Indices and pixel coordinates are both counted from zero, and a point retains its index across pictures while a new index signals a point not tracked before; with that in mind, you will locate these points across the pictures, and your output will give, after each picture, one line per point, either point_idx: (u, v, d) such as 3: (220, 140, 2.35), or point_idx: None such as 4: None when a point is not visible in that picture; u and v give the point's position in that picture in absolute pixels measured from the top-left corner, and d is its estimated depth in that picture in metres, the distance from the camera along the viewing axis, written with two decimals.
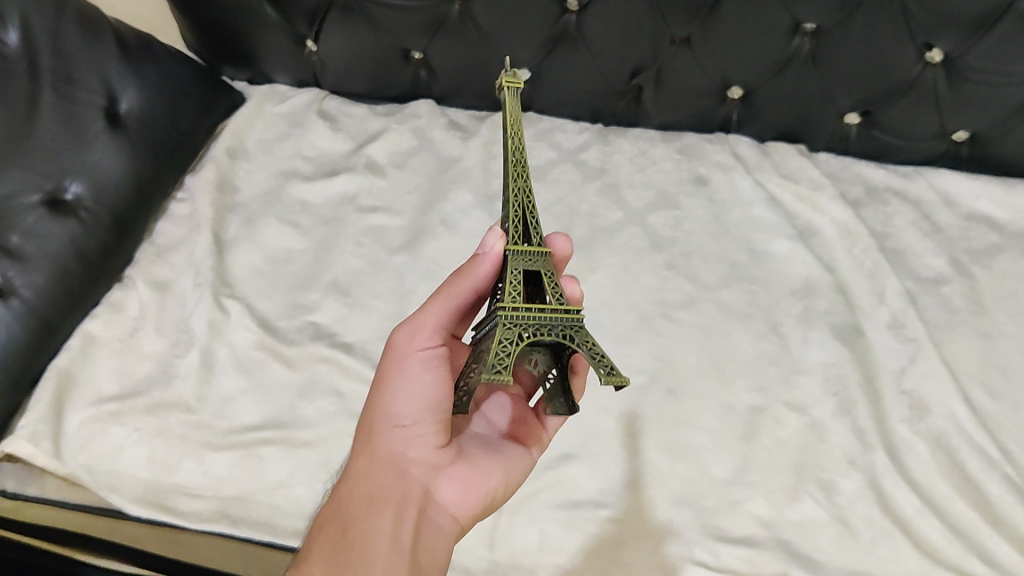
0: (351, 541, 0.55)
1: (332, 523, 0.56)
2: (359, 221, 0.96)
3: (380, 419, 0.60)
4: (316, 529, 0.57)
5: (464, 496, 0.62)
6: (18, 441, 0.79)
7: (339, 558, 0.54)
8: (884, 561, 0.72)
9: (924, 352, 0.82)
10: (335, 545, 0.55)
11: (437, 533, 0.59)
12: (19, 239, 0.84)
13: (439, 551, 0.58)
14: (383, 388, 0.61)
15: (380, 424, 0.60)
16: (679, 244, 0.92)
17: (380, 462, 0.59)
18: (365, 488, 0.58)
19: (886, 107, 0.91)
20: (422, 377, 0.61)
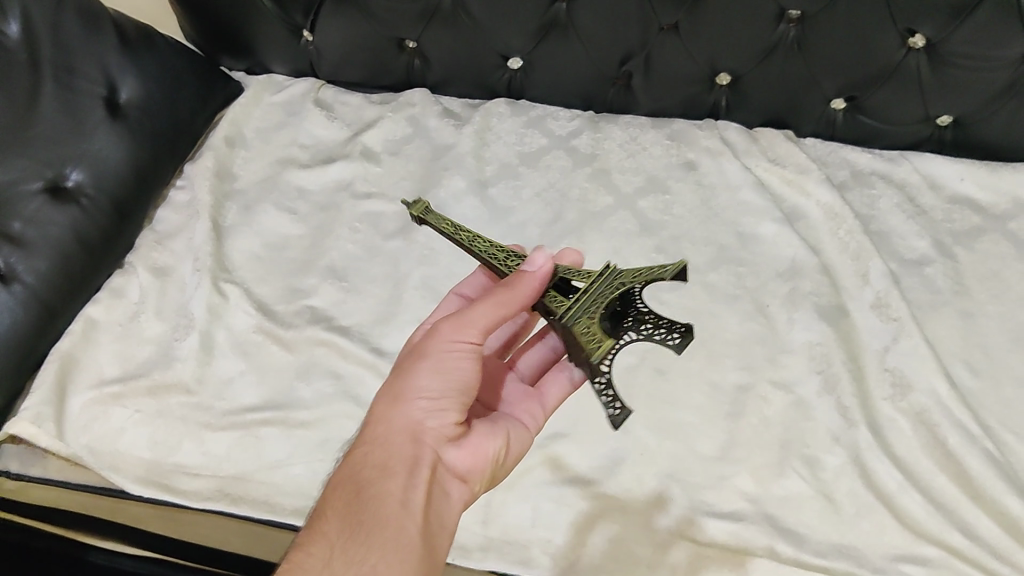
0: (366, 506, 0.56)
1: (347, 486, 0.57)
2: (354, 208, 0.98)
3: (405, 388, 0.60)
4: (333, 489, 0.58)
5: (477, 465, 0.62)
6: (22, 422, 0.81)
7: (352, 523, 0.55)
8: (866, 534, 0.74)
9: (906, 331, 0.84)
10: (350, 508, 0.56)
11: (449, 502, 0.59)
12: (20, 225, 0.87)
13: (450, 518, 0.59)
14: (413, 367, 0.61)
15: (405, 396, 0.60)
16: (668, 228, 0.94)
17: (400, 431, 0.59)
18: (382, 454, 0.58)
19: (871, 91, 0.93)
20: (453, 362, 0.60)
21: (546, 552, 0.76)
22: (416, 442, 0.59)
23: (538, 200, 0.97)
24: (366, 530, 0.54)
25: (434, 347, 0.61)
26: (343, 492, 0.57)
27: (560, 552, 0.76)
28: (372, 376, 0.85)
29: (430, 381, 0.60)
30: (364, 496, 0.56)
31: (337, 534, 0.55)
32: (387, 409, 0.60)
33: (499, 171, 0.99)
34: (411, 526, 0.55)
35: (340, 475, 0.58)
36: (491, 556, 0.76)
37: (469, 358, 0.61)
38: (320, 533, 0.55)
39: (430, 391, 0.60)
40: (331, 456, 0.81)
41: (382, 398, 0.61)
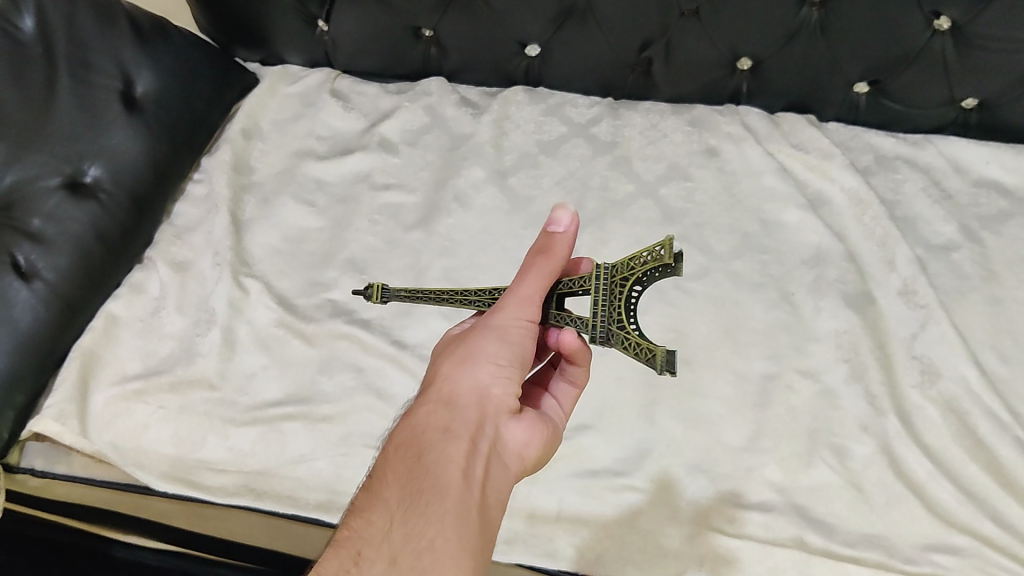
0: (427, 474, 0.51)
1: (405, 452, 0.53)
2: (373, 199, 0.97)
3: (468, 355, 0.57)
4: (392, 456, 0.54)
5: (533, 440, 0.57)
6: (46, 419, 0.82)
7: (412, 491, 0.51)
8: (896, 523, 0.74)
9: (934, 318, 0.83)
10: (411, 474, 0.52)
11: (509, 477, 0.54)
12: (39, 222, 0.86)
13: (509, 494, 0.54)
14: (475, 335, 0.57)
15: (466, 363, 0.56)
16: (690, 216, 0.93)
17: (460, 395, 0.55)
18: (443, 419, 0.54)
19: (894, 75, 0.91)
20: (512, 334, 0.57)
21: (572, 544, 0.75)
22: (477, 407, 0.55)
23: (558, 188, 0.96)
24: (426, 499, 0.50)
25: (496, 317, 0.57)
26: (403, 457, 0.53)
27: (585, 544, 0.75)
28: (395, 369, 0.85)
29: (492, 347, 0.56)
30: (424, 462, 0.52)
31: (397, 503, 0.51)
32: (448, 375, 0.57)
33: (519, 160, 0.99)
34: (472, 497, 0.51)
35: (398, 439, 0.54)
36: (516, 549, 0.75)
37: (530, 331, 0.57)
38: (380, 502, 0.51)
39: (491, 358, 0.56)
40: (355, 451, 0.81)
41: (443, 364, 0.58)
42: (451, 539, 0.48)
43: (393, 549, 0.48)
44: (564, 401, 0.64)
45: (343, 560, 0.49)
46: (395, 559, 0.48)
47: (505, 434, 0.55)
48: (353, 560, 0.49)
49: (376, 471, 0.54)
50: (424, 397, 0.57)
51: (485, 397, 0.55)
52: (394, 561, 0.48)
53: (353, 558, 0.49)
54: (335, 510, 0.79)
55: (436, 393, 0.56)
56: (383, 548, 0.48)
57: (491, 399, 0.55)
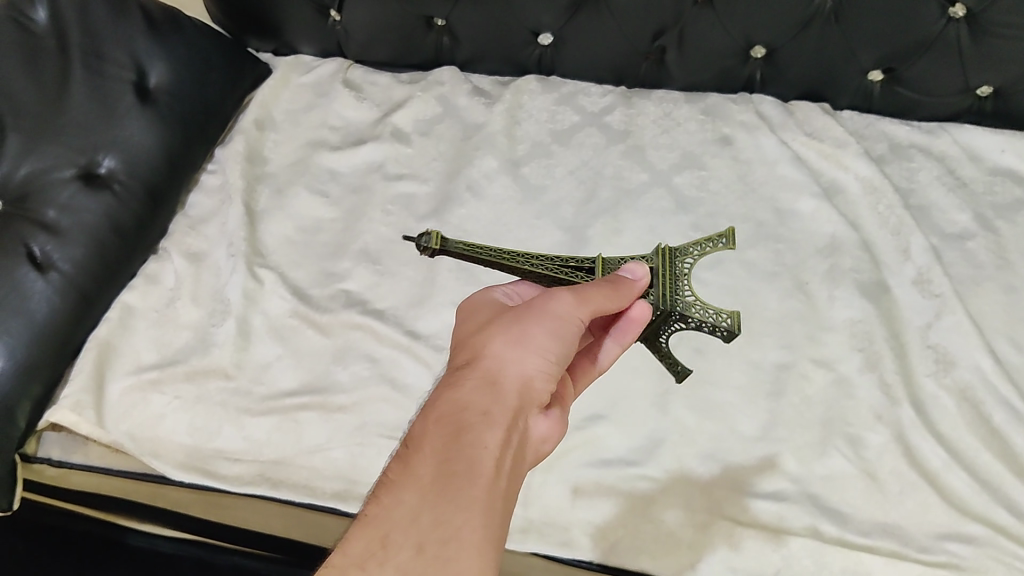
0: (464, 460, 0.48)
1: (444, 429, 0.50)
2: (386, 189, 0.97)
3: (520, 340, 0.54)
4: (428, 432, 0.50)
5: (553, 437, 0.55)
6: (62, 410, 0.82)
7: (448, 475, 0.47)
8: (910, 512, 0.74)
9: (949, 307, 0.83)
10: (447, 454, 0.48)
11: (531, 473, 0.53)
12: (54, 213, 0.87)
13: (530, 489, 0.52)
14: (528, 320, 0.55)
15: (516, 348, 0.54)
16: (704, 205, 0.93)
17: (508, 381, 0.53)
18: (484, 400, 0.51)
19: (909, 62, 0.91)
20: (565, 329, 0.55)
21: (586, 532, 0.76)
22: (520, 395, 0.53)
23: (571, 178, 0.96)
24: (461, 487, 0.47)
25: (554, 306, 0.56)
26: (440, 433, 0.50)
27: (599, 533, 0.76)
28: (409, 359, 0.85)
29: (545, 338, 0.54)
30: (463, 445, 0.49)
31: (429, 482, 0.47)
32: (495, 355, 0.54)
33: (532, 150, 0.99)
34: (501, 492, 0.48)
35: (438, 414, 0.51)
36: (530, 537, 0.76)
37: (580, 332, 0.56)
38: (412, 480, 0.48)
39: (540, 349, 0.54)
40: (370, 440, 0.81)
41: (488, 339, 0.55)
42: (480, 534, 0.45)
43: (422, 536, 0.45)
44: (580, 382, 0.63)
45: (368, 542, 0.46)
46: (422, 547, 0.44)
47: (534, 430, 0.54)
48: (379, 543, 0.45)
49: (408, 443, 0.51)
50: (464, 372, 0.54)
51: (527, 384, 0.53)
52: (421, 549, 0.44)
53: (378, 542, 0.45)
54: (351, 499, 0.79)
55: (480, 372, 0.53)
56: (411, 533, 0.45)
57: (531, 388, 0.53)
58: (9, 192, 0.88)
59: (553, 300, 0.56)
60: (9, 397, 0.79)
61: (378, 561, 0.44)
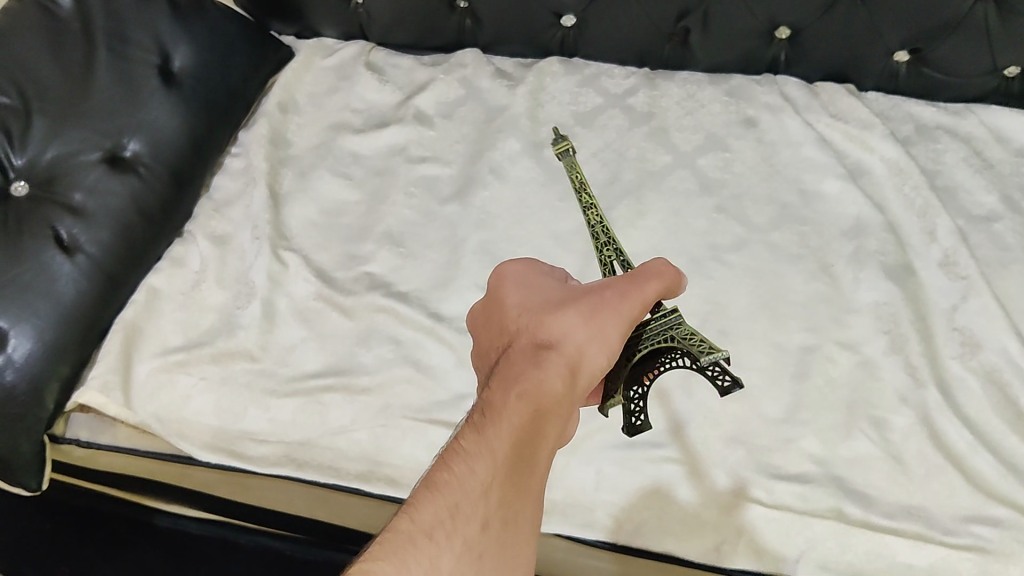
0: (535, 449, 0.53)
1: (524, 407, 0.54)
2: (409, 171, 0.97)
3: (593, 333, 0.59)
4: (505, 406, 0.55)
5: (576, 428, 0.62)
6: (90, 391, 0.83)
7: (520, 459, 0.52)
8: (936, 495, 0.74)
9: (976, 289, 0.82)
10: (524, 436, 0.53)
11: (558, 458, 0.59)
12: (81, 196, 0.87)
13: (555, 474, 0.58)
14: (603, 314, 0.60)
15: (587, 341, 0.59)
16: (728, 186, 0.92)
17: (577, 374, 0.58)
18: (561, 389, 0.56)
19: (936, 43, 0.90)
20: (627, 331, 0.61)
21: (610, 514, 0.76)
22: (582, 389, 0.58)
23: (595, 160, 0.96)
24: (528, 476, 0.51)
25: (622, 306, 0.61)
26: (521, 412, 0.54)
27: (622, 515, 0.76)
28: (432, 341, 0.85)
29: (613, 337, 0.60)
30: (537, 432, 0.53)
31: (503, 461, 0.51)
32: (570, 341, 0.59)
33: (555, 132, 0.98)
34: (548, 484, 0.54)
35: (517, 390, 0.55)
36: (554, 519, 0.76)
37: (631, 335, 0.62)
38: (487, 452, 0.52)
39: (607, 346, 0.59)
40: (394, 422, 0.82)
41: (568, 320, 0.60)
42: (532, 526, 0.51)
43: (489, 513, 0.49)
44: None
45: (439, 508, 0.48)
46: (488, 524, 0.48)
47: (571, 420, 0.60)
48: (448, 511, 0.48)
49: (483, 412, 0.55)
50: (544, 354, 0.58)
51: (592, 377, 0.59)
52: (487, 528, 0.48)
53: (449, 510, 0.48)
54: (375, 480, 0.80)
55: (558, 356, 0.58)
56: (481, 509, 0.49)
57: (593, 382, 0.59)
58: (35, 175, 0.88)
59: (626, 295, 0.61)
60: (38, 378, 0.80)
61: (447, 531, 0.47)
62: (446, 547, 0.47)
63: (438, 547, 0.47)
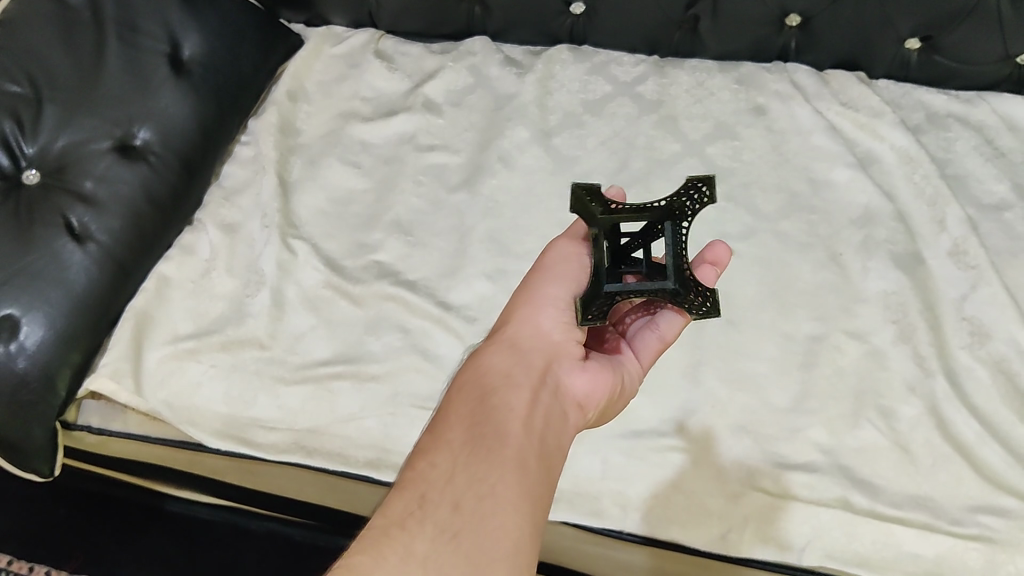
0: (491, 419, 0.52)
1: (471, 394, 0.55)
2: (419, 160, 0.98)
3: (530, 305, 0.61)
4: (454, 400, 0.55)
5: (594, 394, 0.60)
6: (101, 378, 0.83)
7: (476, 437, 0.51)
8: (943, 484, 0.74)
9: (985, 279, 0.82)
10: (475, 416, 0.53)
11: (567, 425, 0.56)
12: (91, 184, 0.88)
13: (566, 443, 0.56)
14: (535, 281, 0.62)
15: (527, 307, 0.61)
16: (737, 175, 0.92)
17: (526, 338, 0.59)
18: (508, 363, 0.57)
19: (947, 30, 0.90)
20: (574, 270, 0.62)
21: (617, 503, 0.76)
22: (542, 352, 0.58)
23: (603, 148, 0.96)
24: (490, 443, 0.51)
25: (552, 255, 0.63)
26: (466, 400, 0.54)
27: (629, 503, 0.76)
28: (440, 330, 0.86)
29: (556, 291, 0.61)
30: (486, 406, 0.53)
31: (461, 445, 0.51)
32: (511, 326, 0.60)
33: (564, 120, 0.98)
34: (532, 445, 0.52)
35: (461, 384, 0.56)
36: (560, 507, 0.77)
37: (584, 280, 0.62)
38: (442, 443, 0.51)
39: (554, 300, 0.61)
40: (402, 411, 0.82)
41: (508, 311, 0.62)
42: (516, 481, 0.49)
43: (460, 490, 0.48)
44: (644, 356, 0.65)
45: (407, 502, 0.48)
46: (459, 502, 0.48)
47: (567, 383, 0.58)
48: (416, 502, 0.48)
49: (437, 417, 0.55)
50: (489, 344, 0.60)
51: (546, 344, 0.59)
52: (458, 506, 0.47)
53: (417, 501, 0.48)
54: (382, 468, 0.80)
55: (499, 342, 0.59)
56: (447, 492, 0.48)
57: (553, 345, 0.59)
58: (47, 164, 0.89)
59: (551, 249, 0.64)
60: (50, 366, 0.80)
61: (418, 519, 0.47)
62: (419, 534, 0.46)
63: (412, 534, 0.46)
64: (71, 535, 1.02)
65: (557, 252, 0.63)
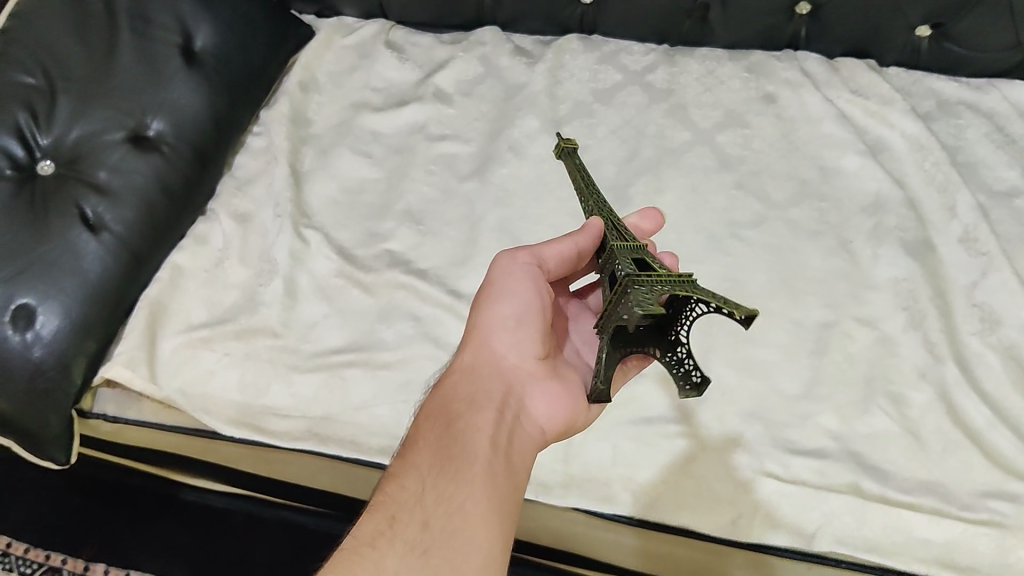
0: (456, 446, 0.57)
1: (437, 422, 0.59)
2: (429, 149, 0.98)
3: (487, 327, 0.64)
4: (422, 427, 0.60)
5: (556, 414, 0.64)
6: (116, 366, 0.84)
7: (441, 460, 0.56)
8: (953, 470, 0.74)
9: (996, 265, 0.83)
10: (441, 444, 0.57)
11: (530, 446, 0.61)
12: (105, 175, 0.88)
13: (532, 461, 0.60)
14: (486, 300, 0.65)
15: (482, 334, 0.64)
16: (747, 163, 0.92)
17: (482, 366, 0.63)
18: (470, 389, 0.61)
19: (958, 17, 0.90)
20: (525, 286, 0.64)
21: (627, 489, 0.76)
22: (500, 378, 0.62)
23: (613, 137, 0.96)
24: (455, 468, 0.56)
25: (501, 269, 0.66)
26: (433, 428, 0.59)
27: (639, 491, 0.76)
28: (452, 318, 0.86)
29: (507, 313, 0.64)
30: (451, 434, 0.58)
31: (427, 470, 0.56)
32: (472, 349, 0.64)
33: (574, 109, 0.98)
34: (498, 465, 0.57)
35: (428, 411, 0.61)
36: (571, 493, 0.77)
37: (536, 293, 0.65)
38: (412, 468, 0.56)
39: (504, 324, 0.64)
40: (414, 398, 0.82)
41: (468, 331, 0.65)
42: (482, 502, 0.54)
43: (428, 512, 0.53)
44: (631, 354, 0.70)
45: (377, 522, 0.53)
46: (427, 523, 0.52)
47: (528, 405, 0.63)
48: (386, 523, 0.53)
49: (407, 442, 0.59)
50: (452, 369, 0.64)
51: (504, 366, 0.63)
52: (427, 524, 0.52)
53: (386, 522, 0.53)
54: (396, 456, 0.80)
55: (461, 367, 0.63)
56: (416, 511, 0.53)
57: (515, 367, 0.63)
58: (61, 155, 0.90)
59: (497, 264, 0.66)
60: (66, 354, 0.81)
61: (387, 538, 0.52)
62: (388, 551, 0.51)
63: (382, 552, 0.51)
64: (85, 522, 1.03)
65: (505, 266, 0.66)
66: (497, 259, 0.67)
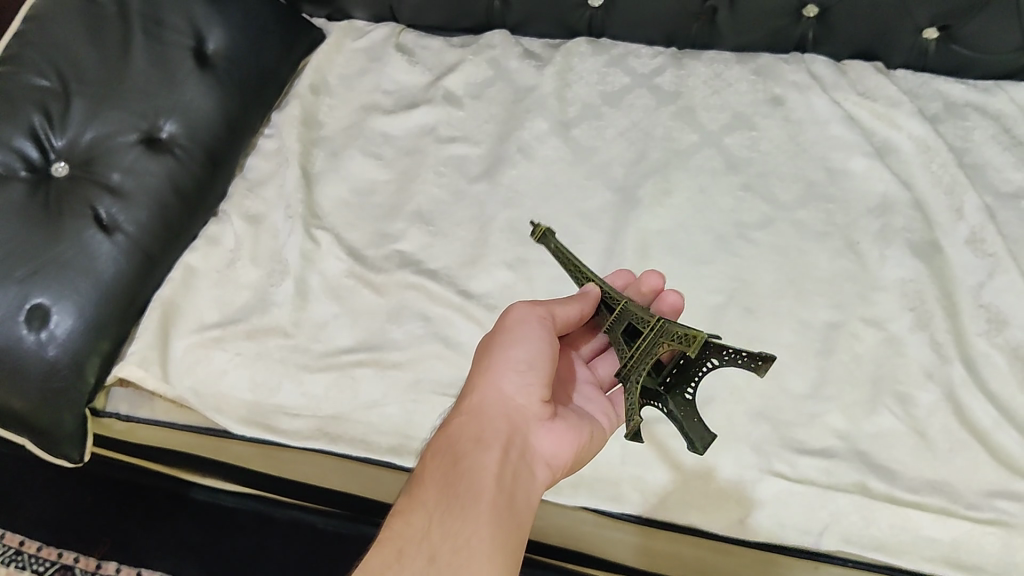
0: (462, 484, 0.57)
1: (444, 461, 0.59)
2: (439, 151, 0.99)
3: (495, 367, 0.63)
4: (429, 464, 0.60)
5: (562, 457, 0.63)
6: (129, 365, 0.84)
7: (447, 497, 0.57)
8: (959, 470, 0.74)
9: (1003, 267, 0.83)
10: (448, 480, 0.58)
11: (536, 485, 0.60)
12: (119, 176, 0.89)
13: (537, 500, 0.60)
14: (497, 346, 0.64)
15: (491, 375, 0.63)
16: (755, 164, 0.93)
17: (490, 406, 0.62)
18: (477, 428, 0.61)
19: (966, 19, 0.91)
20: (537, 336, 0.64)
21: (635, 488, 0.77)
22: (507, 417, 0.61)
23: (621, 139, 0.97)
24: (461, 504, 0.56)
25: (513, 319, 0.65)
26: (440, 465, 0.59)
27: (647, 491, 0.77)
28: (461, 318, 0.86)
29: (518, 357, 0.63)
30: (457, 473, 0.58)
31: (434, 506, 0.57)
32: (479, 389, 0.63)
33: (583, 112, 0.99)
34: (504, 502, 0.57)
35: (435, 450, 0.61)
36: (580, 492, 0.78)
37: (548, 341, 0.64)
38: (418, 504, 0.57)
39: (514, 365, 0.63)
40: (424, 397, 0.83)
41: (476, 373, 0.64)
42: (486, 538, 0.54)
43: (435, 547, 0.54)
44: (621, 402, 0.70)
45: (385, 557, 0.54)
46: (433, 556, 0.53)
47: (534, 444, 0.61)
48: (394, 558, 0.54)
49: (414, 478, 0.60)
50: (460, 407, 0.63)
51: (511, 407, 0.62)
52: (433, 558, 0.53)
53: (395, 556, 0.54)
54: (406, 455, 0.80)
55: (468, 406, 0.63)
56: (422, 547, 0.54)
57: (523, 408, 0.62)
58: (75, 156, 0.91)
59: (511, 314, 0.65)
60: (80, 353, 0.82)
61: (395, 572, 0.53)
62: None
63: None
64: (99, 521, 1.04)
65: (517, 316, 0.65)
66: (511, 307, 0.66)
